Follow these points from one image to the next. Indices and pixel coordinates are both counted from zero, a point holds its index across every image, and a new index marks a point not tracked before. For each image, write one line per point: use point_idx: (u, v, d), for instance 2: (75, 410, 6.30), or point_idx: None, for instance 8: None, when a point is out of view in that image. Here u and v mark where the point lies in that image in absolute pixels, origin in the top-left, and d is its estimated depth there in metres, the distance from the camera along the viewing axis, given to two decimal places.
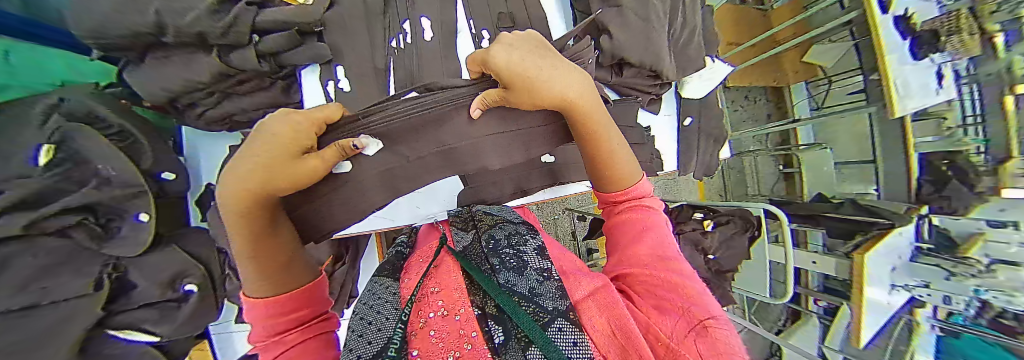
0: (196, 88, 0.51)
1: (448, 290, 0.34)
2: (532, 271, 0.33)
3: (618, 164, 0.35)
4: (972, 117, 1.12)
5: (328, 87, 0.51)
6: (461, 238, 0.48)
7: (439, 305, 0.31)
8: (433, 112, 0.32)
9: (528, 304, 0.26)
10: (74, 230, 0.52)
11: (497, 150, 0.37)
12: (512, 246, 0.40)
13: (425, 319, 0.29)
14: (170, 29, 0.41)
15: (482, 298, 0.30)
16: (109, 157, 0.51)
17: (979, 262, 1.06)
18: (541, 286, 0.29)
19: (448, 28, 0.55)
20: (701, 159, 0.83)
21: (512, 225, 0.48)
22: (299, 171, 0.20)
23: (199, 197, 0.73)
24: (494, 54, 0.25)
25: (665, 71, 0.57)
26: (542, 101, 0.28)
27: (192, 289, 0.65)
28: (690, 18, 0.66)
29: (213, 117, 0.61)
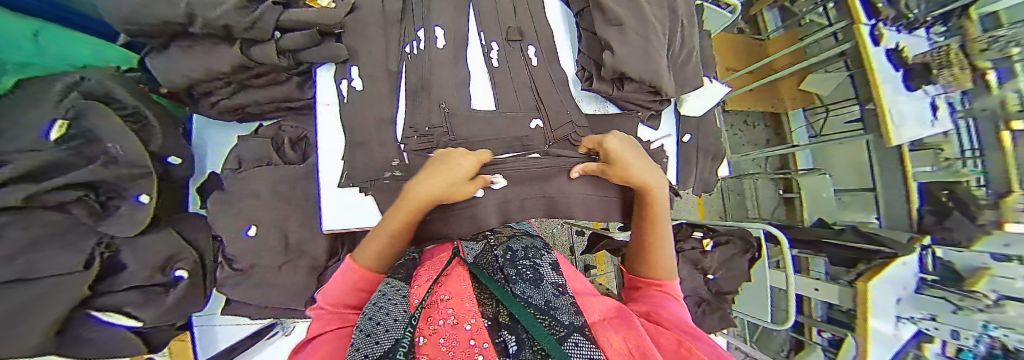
0: (216, 78, 0.53)
1: (458, 298, 0.34)
2: (547, 287, 0.34)
3: (664, 248, 0.46)
4: (970, 151, 1.14)
5: (340, 85, 0.53)
6: (472, 246, 0.49)
7: (450, 313, 0.30)
8: (546, 172, 0.56)
9: (544, 316, 0.25)
10: (75, 206, 0.51)
11: (582, 203, 0.57)
12: (528, 261, 0.41)
13: (436, 325, 0.28)
14: (200, 21, 0.42)
15: (494, 310, 0.30)
16: (120, 137, 0.53)
17: (987, 296, 1.02)
18: (556, 303, 0.29)
19: (460, 39, 0.58)
20: (700, 176, 0.84)
21: (527, 242, 0.50)
22: (452, 195, 0.42)
23: (201, 183, 0.78)
24: (611, 141, 0.46)
25: (665, 86, 0.58)
26: (630, 178, 0.45)
27: (182, 276, 0.63)
28: (689, 41, 0.70)
29: (225, 108, 0.62)
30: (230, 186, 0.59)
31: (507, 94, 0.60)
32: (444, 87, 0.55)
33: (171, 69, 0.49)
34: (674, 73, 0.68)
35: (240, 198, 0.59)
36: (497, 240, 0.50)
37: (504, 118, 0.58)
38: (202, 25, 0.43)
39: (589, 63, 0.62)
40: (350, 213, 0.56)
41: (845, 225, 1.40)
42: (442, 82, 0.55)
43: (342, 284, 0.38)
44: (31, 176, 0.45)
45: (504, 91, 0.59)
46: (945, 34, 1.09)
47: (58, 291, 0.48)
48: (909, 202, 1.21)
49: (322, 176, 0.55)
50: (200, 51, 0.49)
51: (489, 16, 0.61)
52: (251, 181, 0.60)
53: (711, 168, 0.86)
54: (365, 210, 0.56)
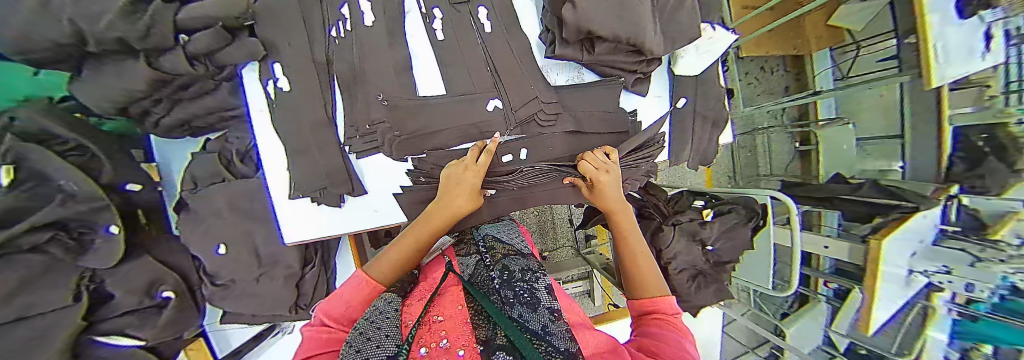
0: (140, 96, 0.47)
1: (453, 321, 0.31)
2: (543, 312, 0.31)
3: (650, 271, 0.43)
4: (1019, 82, 0.97)
5: (266, 87, 0.47)
6: (467, 264, 0.46)
7: (441, 335, 0.27)
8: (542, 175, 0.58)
9: (541, 341, 0.23)
10: (50, 246, 0.51)
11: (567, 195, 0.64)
12: (526, 285, 0.38)
13: (428, 348, 0.25)
14: (90, 38, 0.34)
15: (488, 331, 0.26)
16: (69, 173, 0.51)
17: (1011, 244, 0.91)
18: (552, 328, 0.26)
19: (392, 11, 0.49)
20: (697, 146, 0.76)
21: (524, 260, 0.48)
22: (465, 195, 0.46)
23: (175, 201, 0.78)
24: (593, 163, 0.50)
25: (647, 44, 0.49)
26: (604, 200, 0.49)
27: (169, 296, 0.66)
28: None
29: (171, 125, 0.58)
30: (191, 206, 0.57)
31: (463, 76, 0.52)
32: (380, 76, 0.48)
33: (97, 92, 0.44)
34: (660, 26, 0.56)
35: (205, 218, 0.57)
36: (493, 257, 0.47)
37: (455, 102, 0.51)
38: (98, 44, 0.36)
39: (552, 21, 0.51)
40: (310, 224, 0.54)
41: (861, 180, 1.29)
42: (378, 68, 0.48)
43: (351, 292, 0.35)
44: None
45: (455, 71, 0.51)
46: None
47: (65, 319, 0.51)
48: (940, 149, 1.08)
49: (272, 190, 0.51)
50: (112, 70, 0.43)
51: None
52: (211, 198, 0.57)
53: (710, 137, 0.77)
54: (319, 221, 0.54)
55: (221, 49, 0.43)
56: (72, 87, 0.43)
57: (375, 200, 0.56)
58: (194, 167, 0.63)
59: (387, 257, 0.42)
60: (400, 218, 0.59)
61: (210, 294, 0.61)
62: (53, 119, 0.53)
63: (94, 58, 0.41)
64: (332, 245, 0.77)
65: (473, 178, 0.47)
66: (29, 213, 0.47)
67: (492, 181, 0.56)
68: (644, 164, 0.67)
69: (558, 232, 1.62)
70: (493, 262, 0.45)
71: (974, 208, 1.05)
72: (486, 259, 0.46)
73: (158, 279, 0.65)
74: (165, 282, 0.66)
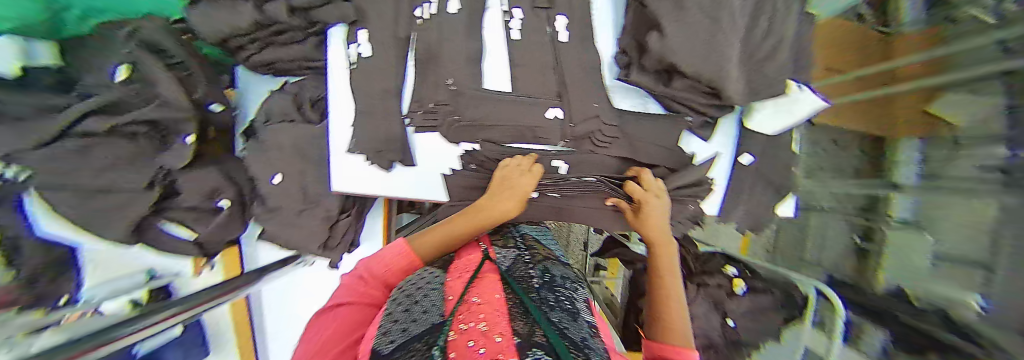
0: (242, 33, 0.53)
1: (491, 304, 0.33)
2: (581, 325, 0.32)
3: (675, 311, 0.41)
4: None
5: (351, 47, 0.51)
6: (505, 255, 0.49)
7: (481, 316, 0.29)
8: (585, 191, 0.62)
9: (580, 352, 0.22)
10: (139, 138, 0.59)
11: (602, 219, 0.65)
12: (563, 293, 0.41)
13: (466, 324, 0.28)
14: None
15: (527, 324, 0.27)
16: (171, 83, 0.58)
17: None
18: (590, 343, 0.27)
19: (476, 4, 0.52)
20: (750, 208, 0.71)
21: (558, 270, 0.49)
22: (518, 194, 0.49)
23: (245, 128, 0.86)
24: (645, 177, 0.52)
25: (729, 90, 0.46)
26: (647, 226, 0.50)
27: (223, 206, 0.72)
28: (777, 29, 0.53)
29: (256, 63, 0.63)
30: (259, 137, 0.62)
31: (529, 80, 0.52)
32: (453, 59, 0.50)
33: (211, 20, 0.50)
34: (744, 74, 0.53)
35: (269, 149, 0.62)
36: (533, 257, 0.50)
37: (516, 104, 0.52)
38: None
39: (631, 46, 0.51)
40: (358, 179, 0.58)
41: None
42: (452, 54, 0.50)
43: (389, 261, 0.45)
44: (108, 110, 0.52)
45: (522, 74, 0.52)
46: None
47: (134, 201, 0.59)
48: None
49: (335, 140, 0.56)
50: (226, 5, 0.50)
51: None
52: (276, 134, 0.62)
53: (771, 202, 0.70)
54: (367, 181, 0.59)
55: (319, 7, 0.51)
56: (193, 14, 0.49)
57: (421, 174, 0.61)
58: (270, 103, 0.68)
59: (429, 236, 0.49)
60: (440, 197, 0.63)
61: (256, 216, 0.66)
62: (171, 37, 0.61)
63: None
64: (367, 202, 0.82)
65: (526, 182, 0.50)
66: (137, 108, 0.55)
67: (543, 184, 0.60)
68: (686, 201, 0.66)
69: (573, 252, 1.58)
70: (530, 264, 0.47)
71: None
72: (524, 257, 0.49)
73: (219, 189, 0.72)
74: (224, 192, 0.72)
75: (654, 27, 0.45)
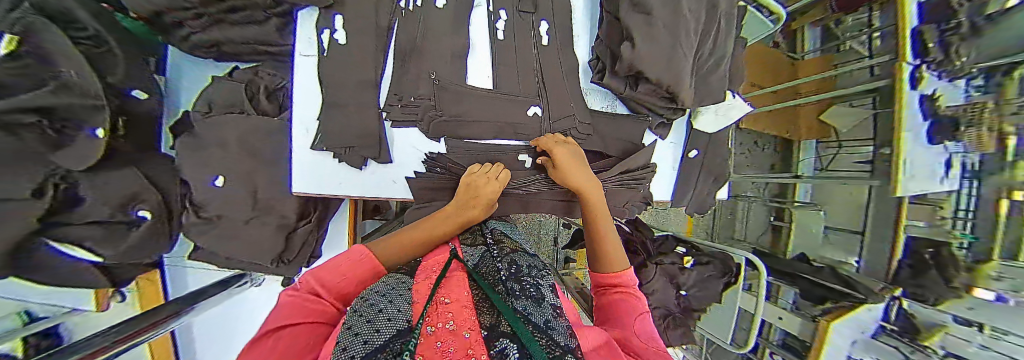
0: (184, 6, 0.47)
1: (458, 305, 0.33)
2: (546, 309, 0.36)
3: (606, 240, 0.47)
4: (963, 211, 1.07)
5: (322, 35, 0.49)
6: (471, 254, 0.50)
7: (449, 317, 0.30)
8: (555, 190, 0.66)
9: (541, 335, 0.26)
10: (26, 130, 0.46)
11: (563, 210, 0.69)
12: (530, 281, 0.43)
13: (435, 327, 0.28)
14: None
15: (493, 318, 0.30)
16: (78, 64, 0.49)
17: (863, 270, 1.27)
18: (553, 324, 0.31)
19: (464, 2, 0.55)
20: (696, 196, 0.82)
21: (525, 259, 0.53)
22: (488, 194, 0.51)
23: (174, 121, 0.75)
24: (557, 152, 0.52)
25: (682, 96, 0.54)
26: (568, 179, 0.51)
27: (144, 216, 0.61)
28: (719, 49, 0.63)
29: (199, 43, 0.56)
30: (197, 130, 0.54)
31: (511, 85, 0.57)
32: (437, 56, 0.53)
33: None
34: (695, 84, 0.62)
35: (211, 145, 0.55)
36: (500, 251, 0.53)
37: (501, 99, 0.56)
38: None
39: (605, 53, 0.59)
40: (316, 178, 0.54)
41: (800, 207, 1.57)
42: (437, 50, 0.53)
43: (345, 265, 0.39)
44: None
45: (505, 72, 0.57)
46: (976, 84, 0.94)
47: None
48: (859, 157, 1.30)
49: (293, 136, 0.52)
50: None
51: None
52: (221, 127, 0.54)
53: (710, 189, 0.82)
54: (330, 179, 0.54)
55: None
56: None
57: (384, 172, 0.57)
58: (212, 92, 0.61)
59: (390, 244, 0.45)
60: (406, 195, 0.60)
61: (188, 224, 0.57)
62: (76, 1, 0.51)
63: None
64: (332, 204, 0.75)
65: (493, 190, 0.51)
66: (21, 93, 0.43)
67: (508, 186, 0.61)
68: (638, 186, 0.70)
69: (544, 222, 1.59)
70: (501, 253, 0.52)
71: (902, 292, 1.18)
72: (492, 253, 0.51)
73: (137, 196, 0.61)
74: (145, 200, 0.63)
75: (628, 38, 0.52)
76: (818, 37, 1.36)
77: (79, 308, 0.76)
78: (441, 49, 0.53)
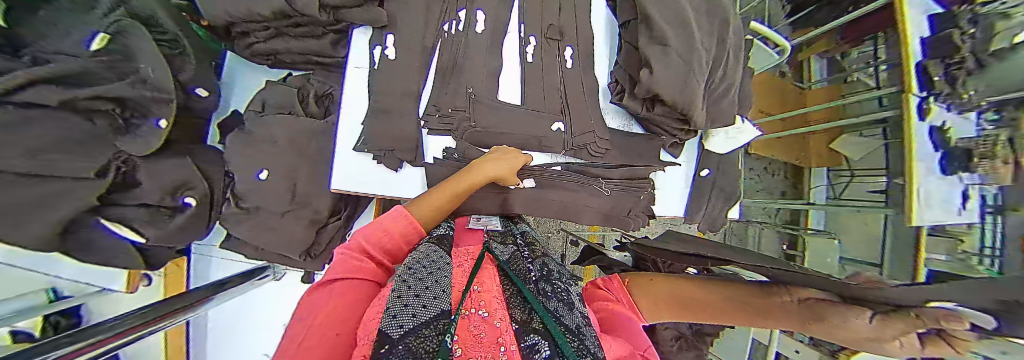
0: (256, 19, 0.53)
1: (490, 296, 0.38)
2: (577, 313, 0.37)
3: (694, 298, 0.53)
4: None
5: (374, 51, 0.57)
6: (502, 250, 0.53)
7: (482, 306, 0.35)
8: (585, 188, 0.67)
9: (574, 337, 0.30)
10: (99, 116, 0.53)
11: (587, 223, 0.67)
12: (561, 286, 0.45)
13: (468, 314, 0.34)
14: None
15: (524, 315, 0.35)
16: (153, 60, 0.55)
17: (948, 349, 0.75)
18: (584, 330, 0.33)
19: (499, 27, 0.62)
20: (708, 213, 0.82)
21: (556, 264, 0.56)
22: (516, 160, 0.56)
23: (221, 119, 0.81)
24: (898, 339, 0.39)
25: (695, 116, 0.59)
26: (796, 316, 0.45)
27: (189, 204, 0.67)
28: (730, 75, 0.67)
29: (258, 51, 0.63)
30: (250, 127, 0.60)
31: (535, 100, 0.62)
32: (473, 73, 0.59)
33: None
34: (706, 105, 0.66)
35: (259, 141, 0.59)
36: (531, 252, 0.55)
37: (528, 114, 0.62)
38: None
39: (625, 78, 0.64)
40: (355, 175, 0.59)
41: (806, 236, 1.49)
42: (473, 68, 0.59)
43: (389, 226, 0.41)
44: (66, 80, 0.48)
45: (529, 87, 0.62)
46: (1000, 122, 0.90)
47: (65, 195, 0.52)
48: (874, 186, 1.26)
49: (340, 139, 0.59)
50: None
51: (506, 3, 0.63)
52: (272, 126, 0.60)
53: (722, 208, 0.83)
54: (368, 175, 0.60)
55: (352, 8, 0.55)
56: None
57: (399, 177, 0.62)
58: (266, 94, 0.67)
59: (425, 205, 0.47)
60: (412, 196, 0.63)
61: (229, 213, 0.61)
62: (165, 10, 0.58)
63: None
64: (359, 204, 0.79)
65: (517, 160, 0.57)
66: (98, 82, 0.52)
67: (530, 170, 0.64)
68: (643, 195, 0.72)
69: (551, 237, 1.59)
70: (533, 255, 0.54)
71: None
72: (523, 253, 0.53)
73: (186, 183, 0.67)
74: (193, 188, 0.67)
75: (646, 65, 0.57)
76: (824, 67, 1.41)
77: (109, 287, 0.79)
78: (475, 65, 0.60)
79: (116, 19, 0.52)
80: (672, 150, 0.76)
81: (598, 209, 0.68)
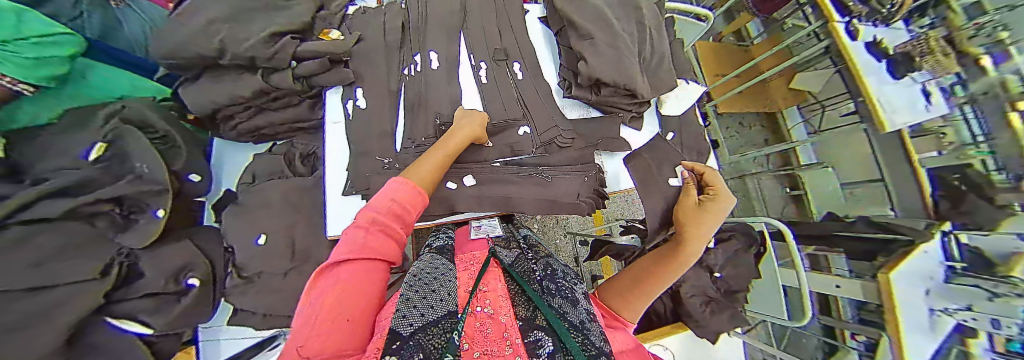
0: (238, 102, 0.63)
1: (495, 293, 0.42)
2: (580, 309, 0.40)
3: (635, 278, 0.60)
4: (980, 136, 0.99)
5: (348, 104, 0.66)
6: (506, 254, 0.58)
7: (487, 304, 0.39)
8: (532, 175, 0.68)
9: (578, 333, 0.32)
10: (99, 219, 0.63)
11: (539, 209, 0.66)
12: (565, 283, 0.49)
13: (474, 313, 0.37)
14: (229, 53, 0.55)
15: (528, 310, 0.37)
16: (150, 159, 0.67)
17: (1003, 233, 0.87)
18: (588, 325, 0.35)
19: (452, 60, 0.70)
20: None
21: (554, 261, 0.59)
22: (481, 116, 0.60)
23: (215, 200, 0.90)
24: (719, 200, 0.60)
25: (639, 90, 0.65)
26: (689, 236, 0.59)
27: (193, 284, 0.71)
28: (659, 47, 0.76)
29: (243, 130, 0.72)
30: (242, 198, 0.66)
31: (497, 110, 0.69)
32: (437, 101, 0.65)
33: (201, 96, 0.62)
34: (647, 77, 0.73)
35: (251, 209, 0.64)
36: (533, 255, 0.60)
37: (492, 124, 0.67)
38: (231, 58, 0.56)
39: (569, 73, 0.72)
40: (342, 215, 0.63)
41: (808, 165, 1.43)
42: (436, 97, 0.66)
43: (397, 194, 0.38)
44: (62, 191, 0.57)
45: (489, 99, 0.69)
46: (929, 26, 1.00)
47: (70, 298, 0.54)
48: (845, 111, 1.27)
49: (329, 188, 0.64)
50: (229, 81, 0.61)
51: (453, 38, 0.72)
52: (263, 192, 0.66)
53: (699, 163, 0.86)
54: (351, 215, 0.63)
55: (320, 74, 0.63)
56: (195, 94, 0.61)
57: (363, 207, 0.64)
58: (255, 167, 0.74)
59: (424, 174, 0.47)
60: None
61: (231, 286, 0.63)
62: (155, 113, 0.72)
63: (220, 70, 0.60)
64: None
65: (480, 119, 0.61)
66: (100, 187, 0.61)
67: (464, 168, 0.66)
68: (588, 176, 0.72)
69: (559, 243, 1.59)
70: (533, 257, 0.58)
71: (977, 247, 0.93)
72: (527, 255, 0.59)
73: (188, 265, 0.72)
74: (193, 269, 0.73)
75: (582, 58, 0.64)
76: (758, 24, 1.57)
77: None
78: (434, 92, 0.66)
79: (113, 128, 0.65)
80: (633, 124, 0.82)
81: (548, 197, 0.67)
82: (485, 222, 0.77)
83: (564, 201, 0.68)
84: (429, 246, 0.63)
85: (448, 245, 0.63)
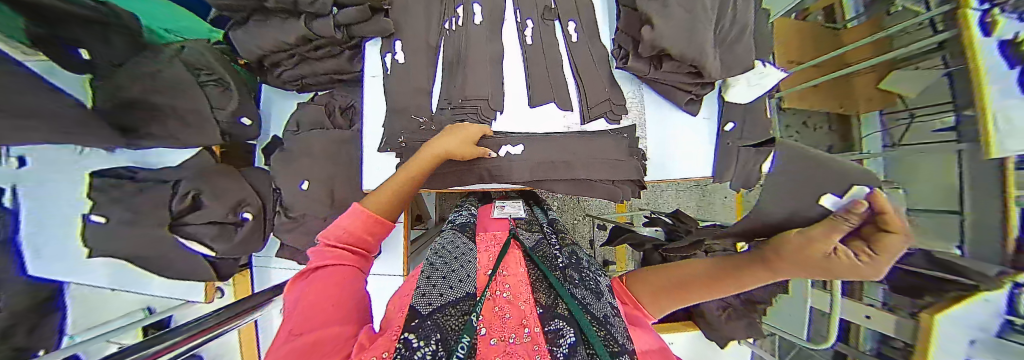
0: (285, 47, 0.62)
1: (514, 278, 0.44)
2: (604, 303, 0.38)
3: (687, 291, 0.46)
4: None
5: (387, 57, 0.63)
6: (528, 237, 0.59)
7: (506, 287, 0.41)
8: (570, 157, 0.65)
9: (600, 327, 0.31)
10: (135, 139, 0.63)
11: (571, 189, 0.65)
12: (589, 274, 0.48)
13: (494, 295, 0.40)
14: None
15: (549, 298, 0.38)
16: None
17: None
18: (611, 320, 0.33)
19: (495, 16, 0.64)
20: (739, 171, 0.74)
21: (579, 251, 0.58)
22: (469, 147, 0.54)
23: (265, 145, 1.00)
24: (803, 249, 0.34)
25: (707, 65, 0.56)
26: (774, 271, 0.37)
27: (247, 217, 0.81)
28: (741, 18, 0.64)
29: (288, 78, 0.73)
30: (290, 144, 0.69)
31: (540, 83, 0.65)
32: (477, 62, 0.61)
33: (251, 41, 0.61)
34: (719, 56, 0.63)
35: (297, 157, 0.68)
36: (558, 241, 0.59)
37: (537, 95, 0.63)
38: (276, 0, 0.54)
39: (627, 41, 0.63)
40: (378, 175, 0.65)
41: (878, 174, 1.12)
42: (478, 57, 0.62)
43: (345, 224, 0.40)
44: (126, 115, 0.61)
45: (534, 70, 0.65)
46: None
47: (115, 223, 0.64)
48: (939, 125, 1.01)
49: (367, 142, 0.65)
50: (275, 25, 0.59)
51: None
52: (308, 141, 0.69)
53: None
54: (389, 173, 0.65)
55: (359, 23, 0.60)
56: (245, 36, 0.61)
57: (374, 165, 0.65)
58: (300, 114, 0.76)
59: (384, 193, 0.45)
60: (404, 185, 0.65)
61: (281, 223, 0.69)
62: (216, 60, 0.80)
63: (264, 12, 0.59)
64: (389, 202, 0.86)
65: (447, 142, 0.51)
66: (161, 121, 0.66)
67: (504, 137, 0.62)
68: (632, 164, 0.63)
69: (576, 224, 1.59)
70: (557, 243, 0.58)
71: None
72: (550, 241, 0.58)
73: (243, 201, 0.81)
74: (249, 204, 0.82)
75: (647, 22, 0.55)
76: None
77: (193, 300, 0.94)
78: (475, 51, 0.62)
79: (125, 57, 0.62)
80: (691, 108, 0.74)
81: (604, 158, 0.61)
82: (511, 202, 0.77)
83: (601, 187, 0.65)
84: (451, 223, 0.64)
85: (471, 224, 0.64)
